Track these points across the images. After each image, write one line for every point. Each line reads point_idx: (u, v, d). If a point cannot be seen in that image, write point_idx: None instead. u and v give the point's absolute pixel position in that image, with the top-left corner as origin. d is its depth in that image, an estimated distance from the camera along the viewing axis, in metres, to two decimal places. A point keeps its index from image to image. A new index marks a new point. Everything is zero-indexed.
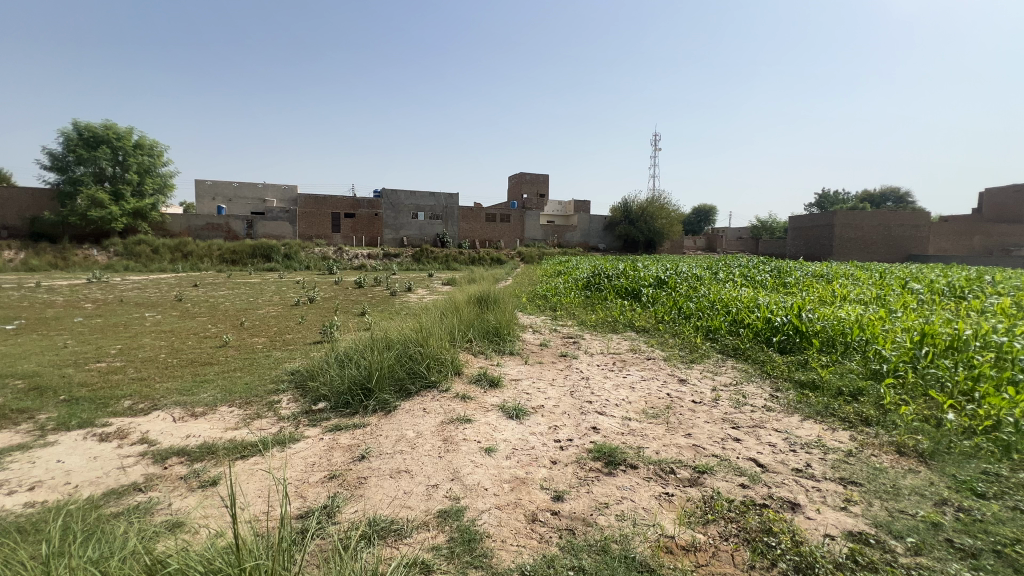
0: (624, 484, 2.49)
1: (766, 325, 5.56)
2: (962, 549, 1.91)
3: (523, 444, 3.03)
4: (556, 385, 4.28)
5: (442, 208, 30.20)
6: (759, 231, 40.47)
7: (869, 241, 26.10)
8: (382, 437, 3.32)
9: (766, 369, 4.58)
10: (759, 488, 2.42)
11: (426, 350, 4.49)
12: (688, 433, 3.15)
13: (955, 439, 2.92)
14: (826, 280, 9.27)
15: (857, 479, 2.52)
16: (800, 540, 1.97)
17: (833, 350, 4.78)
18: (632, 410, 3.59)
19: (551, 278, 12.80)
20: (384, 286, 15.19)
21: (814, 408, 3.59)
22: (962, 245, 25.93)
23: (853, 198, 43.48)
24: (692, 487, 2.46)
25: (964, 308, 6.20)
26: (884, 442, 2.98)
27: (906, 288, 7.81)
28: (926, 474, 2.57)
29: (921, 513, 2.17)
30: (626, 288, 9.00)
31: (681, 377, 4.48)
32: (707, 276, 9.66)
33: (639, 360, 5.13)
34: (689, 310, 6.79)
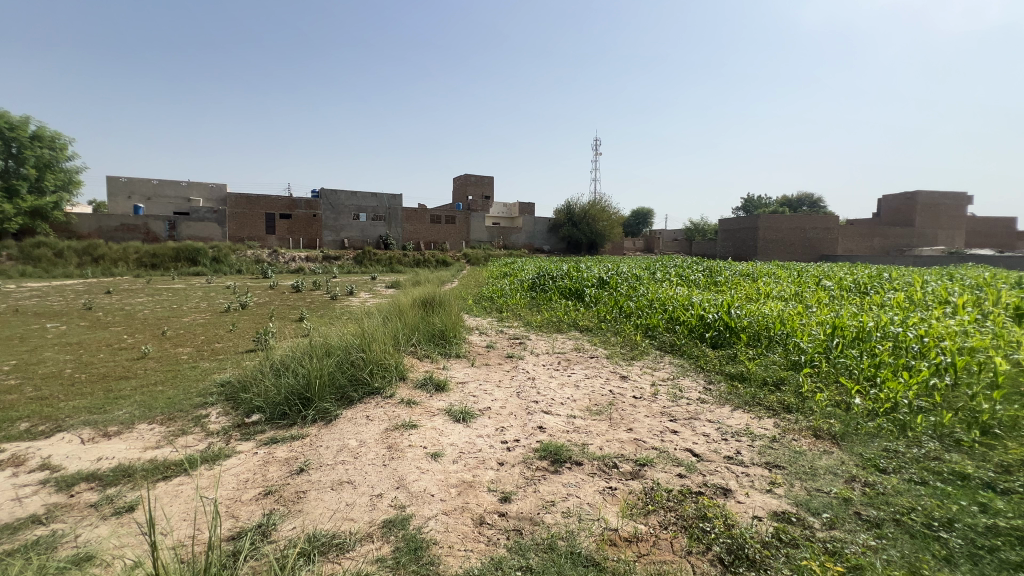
0: (569, 481, 2.54)
1: (699, 321, 5.88)
2: (868, 521, 2.12)
3: (470, 447, 3.02)
4: (503, 386, 4.29)
5: (385, 209, 29.50)
6: (693, 232, 42.73)
7: (787, 242, 28.39)
8: (323, 447, 3.18)
9: (700, 363, 4.84)
10: (695, 476, 2.56)
11: (369, 355, 4.35)
12: (630, 427, 3.27)
13: (862, 420, 3.25)
14: (751, 278, 9.98)
15: (780, 462, 2.73)
16: (733, 523, 2.10)
17: (759, 343, 5.15)
18: (577, 408, 3.67)
19: (497, 279, 12.84)
20: (325, 290, 14.61)
21: (742, 398, 3.85)
22: (865, 245, 28.76)
23: (774, 203, 47.08)
24: (633, 480, 2.55)
25: (867, 302, 6.92)
26: (803, 427, 3.25)
27: (820, 284, 8.59)
28: (838, 454, 2.83)
29: (834, 490, 2.39)
30: (570, 288, 9.20)
31: (623, 373, 4.66)
32: (646, 276, 10.08)
33: (583, 358, 5.27)
34: (629, 309, 7.06)
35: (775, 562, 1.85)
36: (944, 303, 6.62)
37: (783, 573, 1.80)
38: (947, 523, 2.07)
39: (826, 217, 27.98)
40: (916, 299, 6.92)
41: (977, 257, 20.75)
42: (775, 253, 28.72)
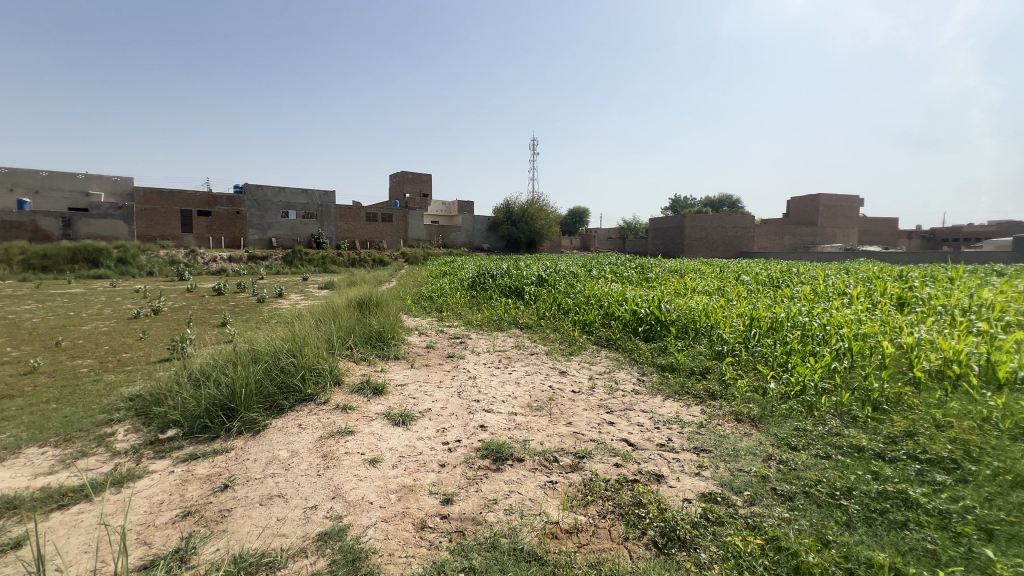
0: (511, 478, 2.56)
1: (632, 316, 6.14)
2: (783, 495, 2.33)
3: (410, 450, 2.95)
4: (444, 387, 4.23)
5: (316, 207, 28.13)
6: (627, 231, 44.55)
7: (711, 241, 30.38)
8: (250, 461, 2.97)
9: (634, 356, 5.06)
10: (630, 465, 2.67)
11: (301, 360, 4.13)
12: (569, 421, 3.35)
13: (776, 403, 3.55)
14: (679, 274, 10.56)
15: (707, 446, 2.92)
16: (665, 507, 2.21)
17: (686, 335, 5.47)
18: (518, 405, 3.71)
19: (437, 279, 12.64)
20: (251, 292, 13.68)
21: (672, 388, 4.08)
22: (777, 243, 31.46)
23: (699, 203, 50.23)
24: (573, 472, 2.62)
25: (779, 294, 7.58)
26: (726, 412, 3.49)
27: (739, 279, 9.28)
28: (756, 435, 3.07)
29: (754, 469, 2.59)
30: (510, 286, 9.26)
31: (562, 369, 4.77)
32: (582, 273, 10.36)
33: (523, 355, 5.33)
34: (567, 306, 7.24)
35: (703, 541, 1.98)
36: (841, 294, 7.41)
37: (711, 550, 1.92)
38: (846, 491, 2.31)
39: (744, 217, 30.24)
40: (819, 291, 7.68)
41: (868, 254, 23.31)
42: (701, 251, 30.66)
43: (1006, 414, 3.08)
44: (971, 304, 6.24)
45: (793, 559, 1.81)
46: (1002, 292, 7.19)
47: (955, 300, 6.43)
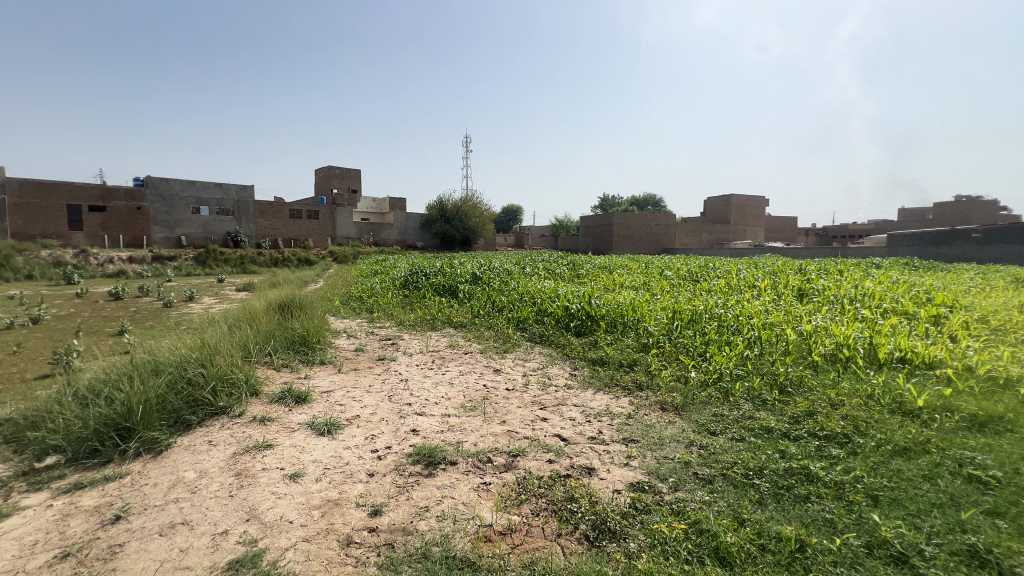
0: (444, 483, 2.49)
1: (565, 312, 6.26)
2: (703, 478, 2.46)
3: (335, 461, 2.78)
4: (373, 391, 4.06)
5: (232, 202, 26.02)
6: (559, 228, 45.61)
7: (638, 238, 31.92)
8: (148, 486, 2.65)
9: (566, 351, 5.16)
10: (563, 460, 2.70)
11: (211, 371, 3.77)
12: (503, 420, 3.33)
13: (696, 391, 3.78)
14: (608, 271, 10.95)
15: (635, 436, 3.03)
16: (596, 500, 2.26)
17: (615, 328, 5.67)
18: (451, 406, 3.63)
19: (367, 278, 12.13)
20: (155, 296, 12.34)
21: (602, 380, 4.20)
22: (697, 240, 33.72)
23: (626, 202, 52.55)
24: (506, 472, 2.60)
25: (698, 288, 8.09)
26: (652, 402, 3.66)
27: (663, 274, 9.81)
28: (679, 422, 3.24)
29: (677, 456, 2.72)
30: (443, 285, 9.09)
31: (496, 366, 4.75)
32: (516, 271, 10.42)
33: (457, 355, 5.26)
34: (501, 303, 7.24)
35: (632, 530, 2.04)
36: (751, 287, 8.08)
37: (639, 539, 1.98)
38: (758, 471, 2.49)
39: (667, 215, 32.04)
40: (732, 284, 8.31)
41: (774, 249, 25.62)
42: (628, 248, 32.11)
43: (885, 391, 3.50)
44: (856, 294, 7.06)
45: (713, 540, 1.92)
46: (880, 282, 8.21)
47: (844, 291, 7.23)
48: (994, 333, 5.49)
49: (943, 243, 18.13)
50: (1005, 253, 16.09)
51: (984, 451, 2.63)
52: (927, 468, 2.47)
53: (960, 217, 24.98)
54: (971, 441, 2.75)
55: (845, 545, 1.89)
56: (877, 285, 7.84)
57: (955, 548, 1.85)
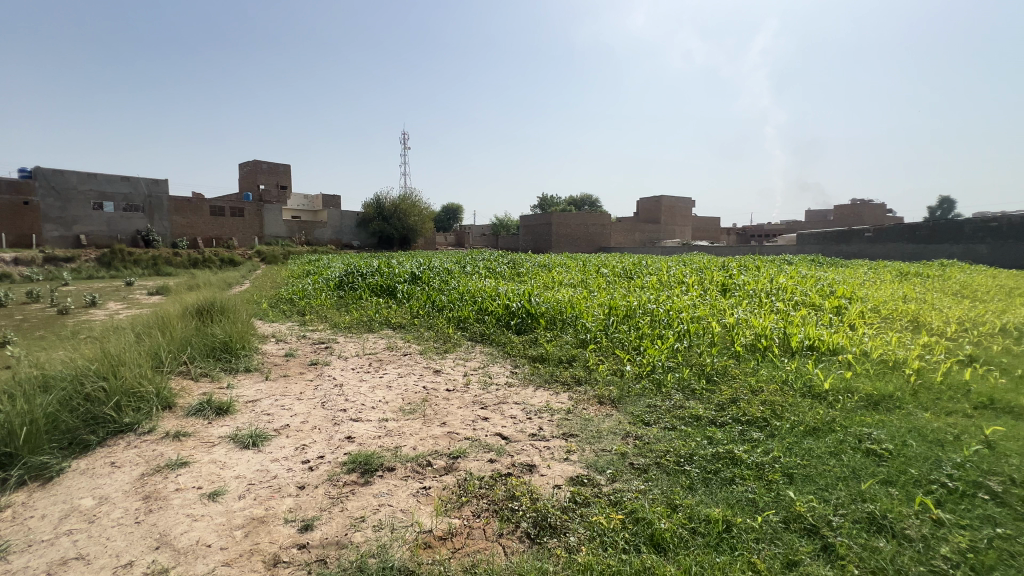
0: (381, 490, 2.39)
1: (505, 310, 6.27)
2: (639, 468, 2.55)
3: (261, 476, 2.58)
4: (304, 398, 3.83)
5: (142, 198, 23.67)
6: (499, 227, 45.80)
7: (576, 237, 32.77)
8: (35, 519, 2.32)
9: (507, 349, 5.17)
10: (504, 459, 2.69)
11: (114, 384, 3.38)
12: (443, 421, 3.27)
13: (631, 383, 3.92)
14: (548, 269, 11.13)
15: (574, 431, 3.08)
16: (537, 497, 2.26)
17: (555, 325, 5.76)
18: (389, 410, 3.51)
19: (298, 279, 11.45)
20: (47, 302, 10.94)
21: (543, 377, 4.25)
22: (631, 239, 35.19)
23: (564, 202, 53.73)
24: (447, 474, 2.55)
25: (632, 285, 8.43)
26: (590, 396, 3.75)
27: (599, 272, 10.12)
28: (616, 415, 3.34)
29: (614, 447, 2.80)
30: (381, 284, 8.79)
31: (436, 367, 4.66)
32: (457, 270, 10.31)
33: (396, 357, 5.10)
34: (441, 303, 7.13)
35: (572, 524, 2.06)
36: (680, 283, 8.54)
37: (579, 532, 2.01)
38: (689, 457, 2.62)
39: (603, 215, 33.13)
40: (663, 280, 8.74)
41: (701, 247, 27.28)
42: (567, 247, 32.88)
43: (797, 376, 3.83)
44: (771, 288, 7.68)
45: (648, 528, 1.98)
46: (791, 277, 8.98)
47: (761, 285, 7.84)
48: (884, 321, 6.19)
49: (842, 242, 20.23)
50: (891, 250, 18.25)
51: (878, 427, 2.95)
52: (832, 445, 2.72)
53: (855, 218, 28.00)
54: (867, 418, 3.07)
55: (766, 522, 2.03)
56: (788, 279, 8.58)
57: (857, 516, 2.05)
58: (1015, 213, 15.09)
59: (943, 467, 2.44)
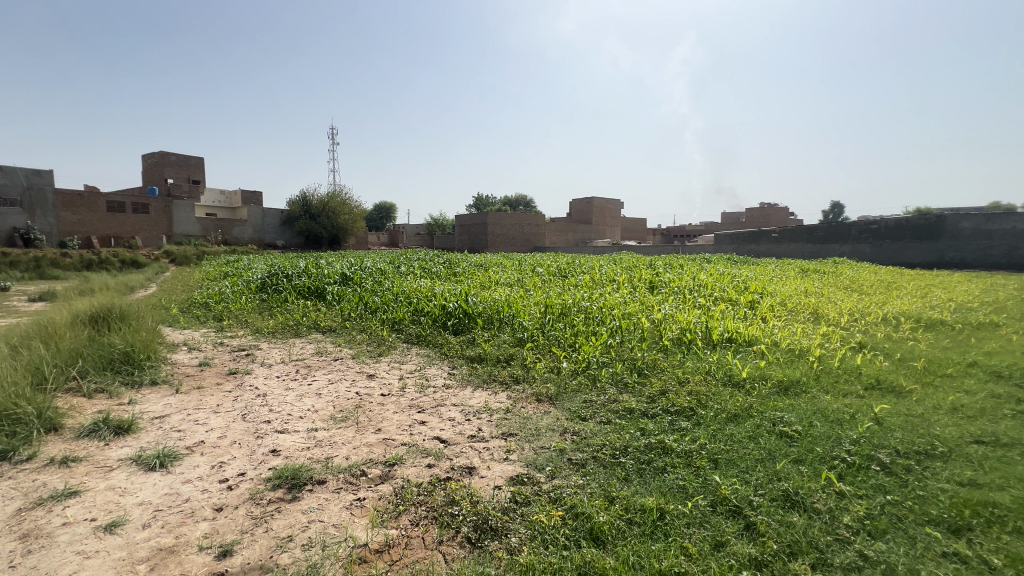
0: (311, 506, 2.24)
1: (441, 311, 6.16)
2: (577, 463, 2.59)
3: (171, 500, 2.33)
4: (222, 411, 3.51)
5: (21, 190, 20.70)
6: (434, 227, 45.10)
7: (511, 237, 33.07)
8: None
9: (444, 351, 5.08)
10: (443, 463, 2.63)
11: None
12: (378, 428, 3.13)
13: (568, 380, 4.00)
14: (484, 269, 11.10)
15: (513, 430, 3.08)
16: (478, 499, 2.23)
17: (492, 325, 5.75)
18: (320, 419, 3.31)
19: (214, 282, 10.55)
20: None
21: (481, 377, 4.22)
22: (565, 239, 36.09)
23: (499, 201, 53.96)
24: (383, 483, 2.44)
25: (567, 283, 8.63)
26: (529, 394, 3.77)
27: (535, 271, 10.27)
28: (554, 412, 3.38)
29: (553, 444, 2.83)
30: (308, 286, 8.30)
31: (370, 372, 4.47)
32: (390, 270, 10.00)
33: (326, 362, 4.84)
34: (374, 305, 6.86)
35: (513, 524, 2.05)
36: (612, 281, 8.87)
37: (520, 533, 2.00)
38: (624, 450, 2.70)
39: (537, 215, 33.69)
40: (596, 279, 9.03)
41: (629, 247, 28.57)
42: (503, 246, 33.09)
43: (718, 367, 4.11)
44: (693, 284, 8.19)
45: (588, 522, 2.02)
46: (710, 275, 9.64)
47: (684, 282, 8.34)
48: (790, 313, 6.81)
49: (752, 242, 22.02)
50: (793, 249, 20.15)
51: (788, 410, 3.22)
52: (751, 429, 2.93)
53: (763, 220, 30.67)
54: (779, 403, 3.35)
55: (695, 507, 2.13)
56: (708, 277, 9.21)
57: (773, 495, 2.21)
58: (891, 216, 17.26)
59: (843, 444, 2.71)
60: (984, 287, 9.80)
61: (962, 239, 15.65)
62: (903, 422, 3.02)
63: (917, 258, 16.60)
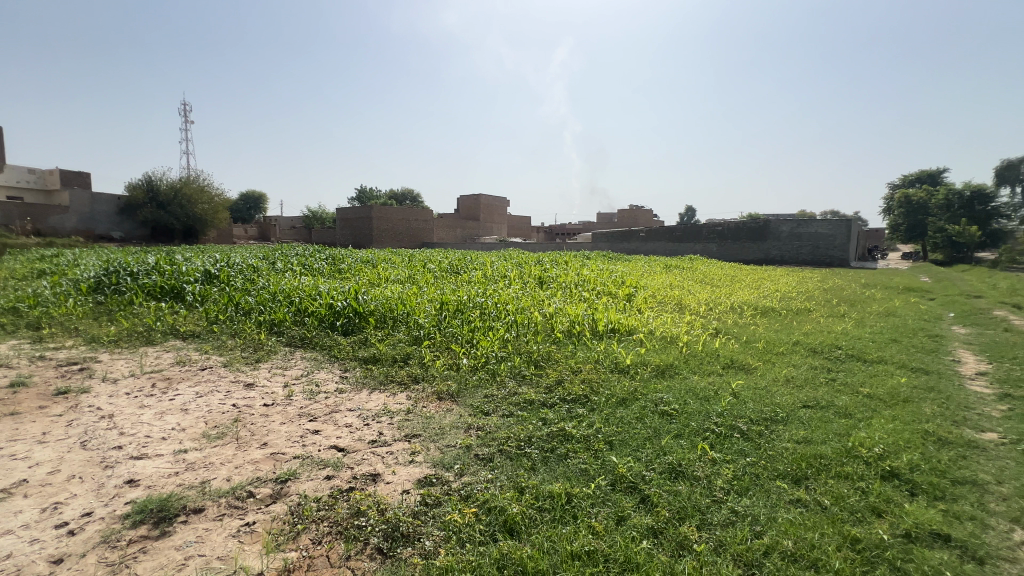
0: (188, 539, 1.95)
1: (328, 310, 5.72)
2: (484, 458, 2.61)
3: None
4: (51, 441, 2.86)
5: None
6: (312, 219, 41.78)
7: (398, 233, 32.03)
8: None
9: (334, 353, 4.75)
10: (343, 473, 2.46)
11: None
12: (263, 442, 2.82)
13: (468, 376, 4.01)
14: (371, 265, 10.57)
15: (417, 431, 2.99)
16: (386, 507, 2.13)
17: (385, 324, 5.52)
18: (189, 439, 2.87)
19: (22, 281, 8.50)
20: None
21: (377, 379, 4.03)
22: (454, 235, 35.93)
23: (384, 195, 51.85)
24: (275, 503, 2.21)
25: (460, 279, 8.63)
26: (429, 393, 3.70)
27: (427, 267, 10.08)
28: (457, 409, 3.36)
29: (459, 441, 2.81)
30: (160, 285, 7.11)
31: (248, 381, 4.00)
32: (265, 266, 9.02)
33: (192, 372, 4.22)
34: (248, 305, 6.14)
35: (426, 528, 2.00)
36: (503, 277, 9.07)
37: (433, 535, 1.96)
38: (528, 440, 2.79)
39: (425, 210, 33.06)
40: (488, 275, 9.16)
41: (516, 244, 29.43)
42: (389, 242, 31.92)
43: (606, 355, 4.45)
44: (578, 279, 8.75)
45: (502, 516, 2.05)
46: (591, 270, 10.37)
47: (570, 278, 8.85)
48: (660, 304, 7.63)
49: (624, 241, 24.13)
50: (658, 247, 22.54)
51: (666, 391, 3.61)
52: (638, 411, 3.23)
53: (633, 221, 33.83)
54: (659, 385, 3.74)
55: (598, 487, 2.29)
56: (591, 272, 9.91)
57: (662, 468, 2.46)
58: (732, 220, 20.23)
59: (711, 417, 3.12)
60: (797, 280, 12.05)
61: (782, 240, 18.98)
62: (753, 394, 3.57)
63: (751, 255, 19.75)
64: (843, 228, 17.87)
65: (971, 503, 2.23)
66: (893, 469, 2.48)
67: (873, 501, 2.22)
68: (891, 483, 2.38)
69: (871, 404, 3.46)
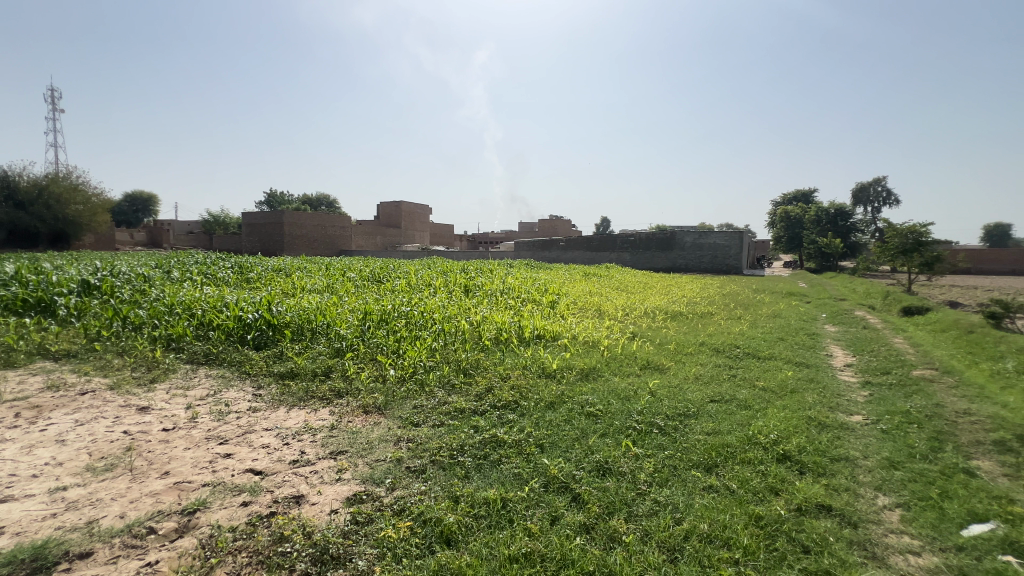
0: None
1: (237, 322, 5.26)
2: (416, 470, 2.56)
3: None
4: None
5: None
6: (213, 224, 38.24)
7: (312, 240, 30.37)
8: None
9: (244, 368, 4.38)
10: (262, 498, 2.28)
11: None
12: (164, 472, 2.53)
13: (395, 387, 3.90)
14: (284, 274, 9.92)
15: (343, 447, 2.85)
16: (312, 530, 2.01)
17: (302, 337, 5.21)
18: (69, 475, 2.49)
19: None
20: None
21: (296, 395, 3.78)
22: (375, 243, 34.75)
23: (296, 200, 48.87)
24: (183, 538, 1.99)
25: (382, 288, 8.39)
26: (355, 407, 3.54)
27: (347, 276, 9.65)
28: (385, 422, 3.26)
29: (389, 455, 2.72)
30: (22, 297, 6.08)
31: (142, 404, 3.56)
32: (158, 275, 8.06)
33: (71, 397, 3.68)
34: (138, 319, 5.46)
35: (358, 547, 1.92)
36: (428, 285, 8.95)
37: (367, 553, 1.89)
38: (460, 449, 2.78)
39: (343, 217, 31.70)
40: (413, 283, 8.99)
41: (438, 253, 29.11)
42: (302, 249, 30.08)
43: (533, 361, 4.57)
44: (503, 287, 8.87)
45: (438, 526, 2.03)
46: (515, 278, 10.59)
47: (496, 285, 8.96)
48: (581, 310, 7.97)
49: (546, 250, 24.88)
50: (577, 256, 23.55)
51: (591, 393, 3.79)
52: (566, 413, 3.34)
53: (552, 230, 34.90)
54: (583, 388, 3.91)
55: (531, 490, 2.34)
56: (516, 280, 10.11)
57: (591, 466, 2.58)
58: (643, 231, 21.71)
59: (632, 415, 3.32)
60: (700, 286, 13.19)
61: (687, 250, 20.68)
62: (668, 392, 3.85)
63: (661, 264, 21.27)
64: (736, 240, 19.91)
65: (845, 476, 2.59)
66: (785, 452, 2.81)
67: (771, 481, 2.50)
68: (784, 465, 2.70)
69: (765, 396, 3.89)
